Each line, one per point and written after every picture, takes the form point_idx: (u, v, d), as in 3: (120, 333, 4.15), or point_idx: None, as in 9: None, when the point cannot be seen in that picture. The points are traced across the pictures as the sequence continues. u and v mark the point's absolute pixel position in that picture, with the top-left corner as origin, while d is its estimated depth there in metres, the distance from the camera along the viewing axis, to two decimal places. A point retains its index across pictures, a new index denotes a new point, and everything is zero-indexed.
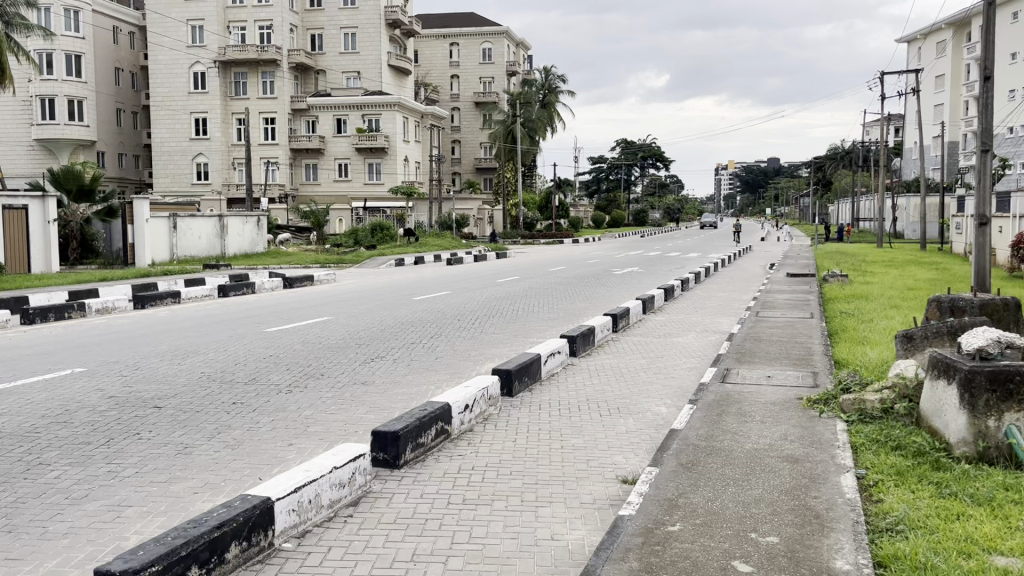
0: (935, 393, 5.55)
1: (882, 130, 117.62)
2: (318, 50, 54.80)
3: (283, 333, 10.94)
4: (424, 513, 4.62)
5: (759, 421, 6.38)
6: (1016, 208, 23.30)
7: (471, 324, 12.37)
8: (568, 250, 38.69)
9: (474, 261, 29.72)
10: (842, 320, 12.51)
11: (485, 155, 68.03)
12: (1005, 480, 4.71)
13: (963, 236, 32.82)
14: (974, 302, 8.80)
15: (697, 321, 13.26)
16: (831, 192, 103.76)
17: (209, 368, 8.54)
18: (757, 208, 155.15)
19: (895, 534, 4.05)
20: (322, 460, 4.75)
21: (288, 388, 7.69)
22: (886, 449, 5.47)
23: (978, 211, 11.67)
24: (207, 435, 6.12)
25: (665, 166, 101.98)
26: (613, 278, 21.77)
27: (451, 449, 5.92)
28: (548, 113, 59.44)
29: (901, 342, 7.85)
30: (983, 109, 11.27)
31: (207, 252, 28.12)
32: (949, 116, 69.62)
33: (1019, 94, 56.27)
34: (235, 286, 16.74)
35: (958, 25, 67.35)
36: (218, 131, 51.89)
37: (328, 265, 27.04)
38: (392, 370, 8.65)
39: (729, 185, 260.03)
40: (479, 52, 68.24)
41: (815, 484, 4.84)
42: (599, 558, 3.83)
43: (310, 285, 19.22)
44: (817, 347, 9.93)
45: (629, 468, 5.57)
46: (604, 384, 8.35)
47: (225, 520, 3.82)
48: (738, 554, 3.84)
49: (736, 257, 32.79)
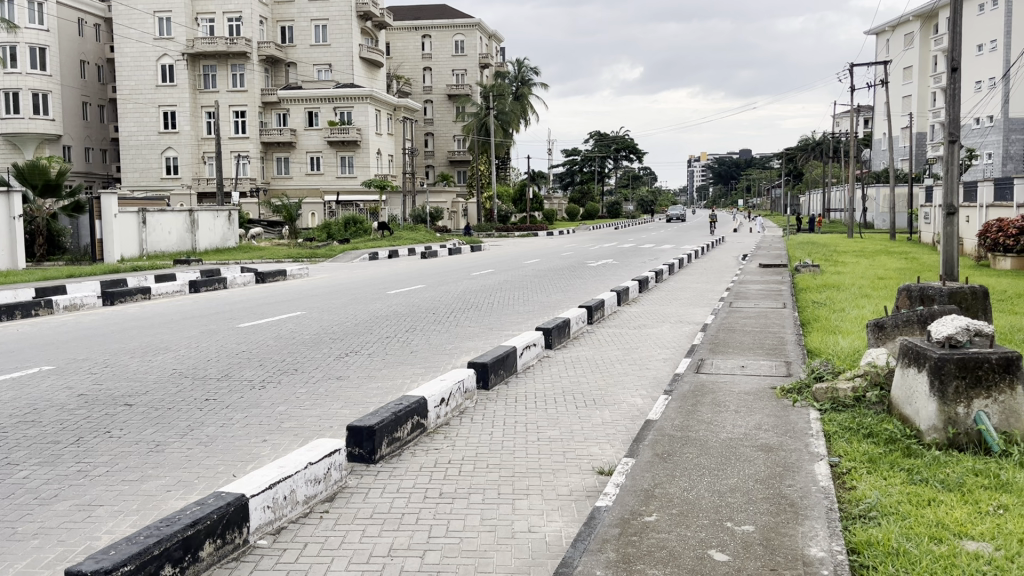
0: (906, 381, 5.62)
1: (852, 120, 118.91)
2: (288, 43, 54.25)
3: (257, 329, 10.84)
4: (401, 508, 4.60)
5: (734, 410, 6.42)
6: (983, 198, 23.71)
7: (445, 317, 12.31)
8: (543, 242, 38.89)
9: (449, 254, 29.75)
10: (814, 310, 12.64)
11: (458, 147, 67.92)
12: (975, 465, 4.78)
13: (931, 226, 33.47)
14: (943, 289, 8.88)
15: (672, 312, 13.33)
16: (801, 183, 104.70)
17: (181, 364, 8.43)
18: (730, 199, 156.50)
19: (869, 520, 4.09)
20: (297, 456, 4.71)
21: (262, 384, 7.62)
22: (858, 436, 5.53)
23: (947, 201, 11.78)
24: (179, 432, 6.05)
25: (638, 158, 102.57)
26: (587, 269, 21.81)
27: (427, 442, 5.90)
28: (521, 105, 59.93)
29: (873, 332, 7.92)
30: (951, 100, 11.34)
31: (178, 247, 27.80)
32: (917, 108, 70.74)
33: (985, 85, 57.21)
34: (207, 282, 16.56)
35: (927, 17, 68.11)
36: (187, 125, 51.19)
37: (303, 260, 26.94)
38: (367, 365, 8.61)
39: (699, 178, 262.38)
40: (451, 44, 67.85)
41: (790, 472, 4.87)
42: (576, 550, 3.83)
43: (282, 280, 19.01)
44: (788, 336, 10.04)
45: (605, 459, 5.60)
46: (580, 376, 8.37)
47: (200, 517, 3.78)
48: (714, 543, 3.86)
49: (710, 248, 33.13)
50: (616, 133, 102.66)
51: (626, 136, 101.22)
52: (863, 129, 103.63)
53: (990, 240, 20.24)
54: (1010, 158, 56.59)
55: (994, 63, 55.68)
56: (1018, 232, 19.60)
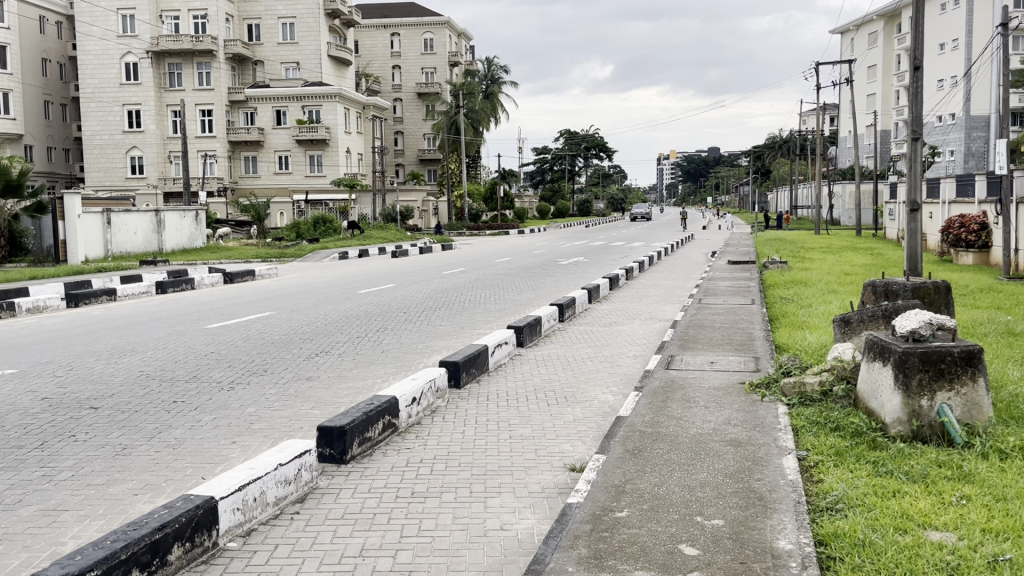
0: (870, 375, 5.72)
1: (819, 118, 120.42)
2: (254, 41, 53.74)
3: (225, 330, 10.75)
4: (373, 508, 4.59)
5: (703, 406, 6.48)
6: (945, 194, 24.12)
7: (417, 317, 12.22)
8: (515, 240, 39.05)
9: (420, 252, 29.74)
10: (781, 305, 12.78)
11: (429, 146, 67.77)
12: (939, 457, 4.87)
13: (895, 222, 34.05)
14: (907, 284, 8.99)
15: (642, 309, 13.43)
16: (769, 181, 105.79)
17: (147, 366, 8.32)
18: (699, 195, 157.95)
19: (835, 513, 4.15)
20: (266, 458, 4.67)
21: (231, 386, 7.53)
22: (826, 430, 5.61)
23: (910, 197, 11.94)
24: (145, 435, 5.97)
25: (609, 157, 102.84)
26: (558, 267, 21.88)
27: (398, 442, 5.88)
28: (491, 104, 59.87)
29: (840, 326, 8.03)
30: (913, 98, 11.50)
31: (144, 248, 27.44)
32: (881, 106, 71.74)
33: (947, 84, 58.17)
34: (174, 282, 16.36)
35: (890, 17, 69.01)
36: (152, 124, 50.51)
37: (272, 259, 26.76)
38: (338, 365, 8.56)
39: (668, 177, 263.98)
40: (420, 43, 67.63)
41: (759, 466, 4.93)
42: (548, 547, 3.85)
43: (251, 280, 18.84)
44: (758, 332, 10.16)
45: (577, 456, 5.62)
46: (552, 373, 8.38)
47: (167, 520, 3.74)
48: (684, 538, 3.89)
49: (680, 245, 33.44)
50: (586, 132, 102.79)
51: (595, 134, 101.61)
52: (830, 127, 104.89)
53: (953, 236, 20.66)
54: (972, 155, 57.59)
55: (956, 62, 56.62)
56: (979, 228, 19.98)
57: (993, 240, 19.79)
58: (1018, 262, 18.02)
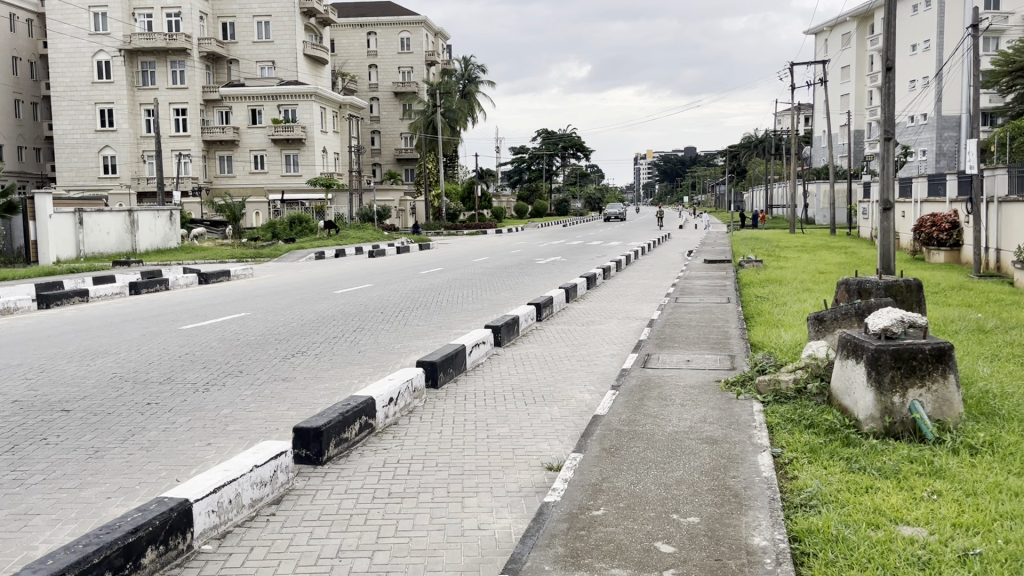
0: (844, 372, 5.78)
1: (793, 118, 121.51)
2: (229, 39, 53.30)
3: (200, 330, 10.68)
4: (349, 509, 4.57)
5: (680, 404, 6.51)
6: (918, 193, 24.42)
7: (395, 317, 12.19)
8: (491, 240, 39.02)
9: (397, 252, 29.67)
10: (757, 304, 12.87)
11: (406, 145, 67.56)
12: (911, 453, 4.94)
13: (868, 221, 34.48)
14: (880, 283, 9.08)
15: (619, 308, 13.51)
16: (744, 180, 106.65)
17: (121, 368, 8.23)
18: (675, 195, 158.83)
19: (809, 509, 4.19)
20: (241, 459, 4.64)
21: (205, 387, 7.47)
22: (800, 427, 5.66)
23: (882, 197, 12.07)
24: (119, 437, 5.92)
25: (586, 156, 103.01)
26: (535, 267, 21.97)
27: (375, 442, 5.87)
28: (468, 103, 59.77)
29: (813, 325, 8.11)
30: (885, 97, 11.60)
31: (117, 248, 27.13)
32: (855, 106, 72.48)
33: (919, 84, 58.82)
34: (148, 283, 16.19)
35: (863, 19, 69.73)
36: (125, 123, 49.97)
37: (247, 259, 26.58)
38: (314, 365, 8.52)
39: (644, 177, 265.21)
40: (397, 42, 67.43)
41: (734, 464, 4.97)
42: (525, 546, 3.85)
43: (226, 280, 18.68)
44: (733, 330, 10.24)
45: (554, 454, 5.65)
46: (529, 373, 8.39)
47: (140, 523, 3.70)
48: (660, 535, 3.92)
49: (657, 244, 33.64)
50: (564, 132, 102.85)
51: (572, 134, 101.72)
52: (804, 126, 105.87)
53: (925, 234, 20.91)
54: (943, 155, 58.33)
55: (927, 62, 57.30)
56: (950, 226, 20.23)
57: (964, 239, 20.06)
58: (989, 260, 18.23)
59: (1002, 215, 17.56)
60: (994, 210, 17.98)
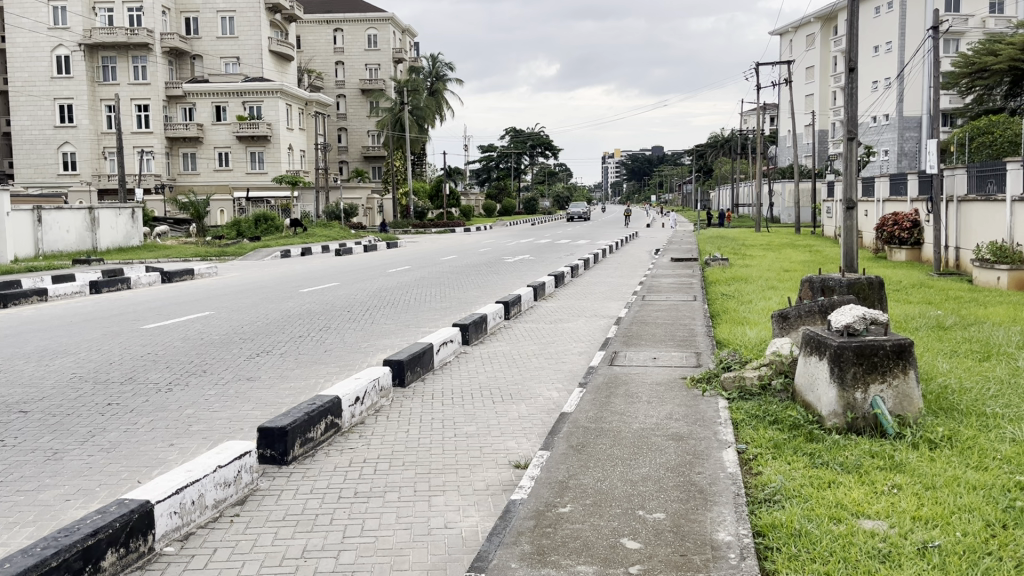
0: (807, 369, 5.85)
1: (759, 118, 122.85)
2: (192, 34, 52.59)
3: (163, 329, 10.52)
4: (314, 509, 4.53)
5: (646, 401, 6.56)
6: (880, 192, 24.80)
7: (362, 316, 12.12)
8: (459, 238, 38.90)
9: (364, 251, 29.48)
10: (723, 302, 13.00)
11: (373, 143, 67.18)
12: (872, 448, 5.01)
13: (832, 220, 34.93)
14: (843, 281, 9.20)
15: (587, 306, 13.55)
16: (711, 179, 107.76)
17: (80, 369, 8.09)
18: (643, 194, 159.98)
19: (772, 505, 4.23)
20: (204, 460, 4.57)
21: (169, 387, 7.37)
22: (765, 424, 5.72)
23: (846, 196, 12.21)
24: (79, 439, 5.81)
25: (555, 155, 103.26)
26: (504, 265, 21.93)
27: (342, 442, 5.83)
28: (436, 101, 59.51)
29: (778, 322, 8.21)
30: (848, 98, 11.73)
31: (77, 246, 26.64)
32: (819, 106, 73.45)
33: (881, 85, 59.69)
34: (108, 282, 15.92)
35: (826, 19, 70.58)
36: (85, 119, 49.09)
37: (211, 258, 26.25)
38: (279, 365, 8.43)
39: (612, 176, 266.36)
40: (364, 39, 67.10)
41: (700, 460, 5.00)
42: (491, 543, 3.85)
43: (190, 279, 18.45)
44: (699, 328, 10.32)
45: (521, 453, 5.64)
46: (497, 372, 8.38)
47: (101, 526, 3.64)
48: (626, 531, 3.93)
49: (624, 243, 33.85)
50: (532, 130, 102.88)
51: (541, 132, 101.87)
52: (769, 126, 107.16)
53: (887, 233, 21.24)
54: (905, 155, 59.30)
55: (890, 64, 58.19)
56: (911, 225, 20.60)
57: (924, 237, 20.45)
58: (948, 259, 18.58)
59: (961, 214, 17.89)
60: (953, 209, 18.32)
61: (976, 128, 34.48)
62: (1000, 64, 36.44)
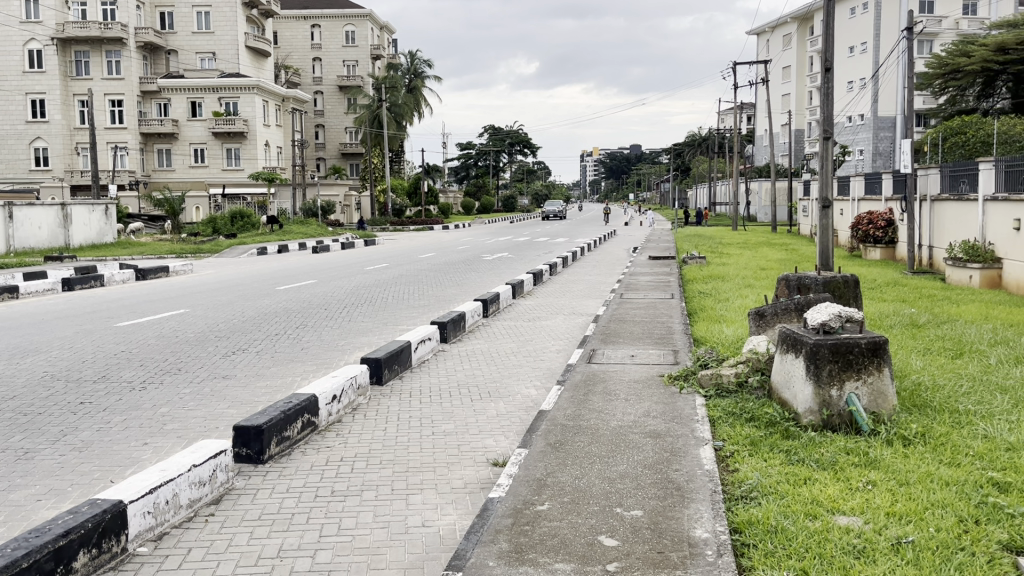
0: (784, 366, 5.89)
1: (736, 118, 123.62)
2: (168, 29, 52.05)
3: (137, 327, 10.39)
4: (291, 508, 4.49)
5: (624, 398, 6.57)
6: (855, 192, 25.03)
7: (339, 314, 12.06)
8: (438, 236, 38.81)
9: (341, 249, 29.32)
10: (699, 300, 13.06)
11: (351, 140, 66.88)
12: (847, 445, 5.05)
13: (809, 219, 35.20)
14: (819, 279, 9.28)
15: (565, 304, 13.58)
16: (688, 177, 108.35)
17: (52, 367, 7.96)
18: (621, 192, 160.45)
19: (749, 501, 4.26)
20: (179, 458, 4.53)
21: (143, 385, 7.30)
22: (741, 421, 5.75)
23: (821, 196, 12.31)
24: (50, 438, 5.73)
25: (534, 153, 103.30)
26: (482, 263, 21.93)
27: (318, 441, 5.78)
28: (414, 98, 59.26)
29: (754, 320, 8.26)
30: (824, 97, 11.81)
31: (49, 243, 26.30)
32: (796, 106, 73.97)
33: (856, 85, 60.20)
34: (82, 279, 15.74)
35: (803, 19, 71.13)
36: (58, 114, 48.43)
37: (186, 255, 26.02)
38: (256, 363, 8.38)
39: (590, 174, 266.96)
40: (342, 35, 66.71)
41: (677, 457, 5.03)
42: (469, 542, 3.84)
43: (165, 276, 18.26)
44: (676, 325, 10.38)
45: (499, 450, 5.64)
46: (475, 369, 8.37)
47: (73, 526, 3.59)
48: (604, 529, 3.93)
49: (602, 241, 33.95)
50: (511, 128, 102.77)
51: (519, 130, 101.85)
52: (746, 125, 107.92)
53: (862, 232, 21.43)
54: (879, 155, 59.94)
55: (865, 64, 58.70)
56: (885, 224, 20.84)
57: (898, 236, 20.70)
58: (922, 257, 18.81)
59: (934, 213, 18.10)
60: (926, 208, 18.54)
61: (949, 128, 34.88)
62: (973, 65, 36.86)
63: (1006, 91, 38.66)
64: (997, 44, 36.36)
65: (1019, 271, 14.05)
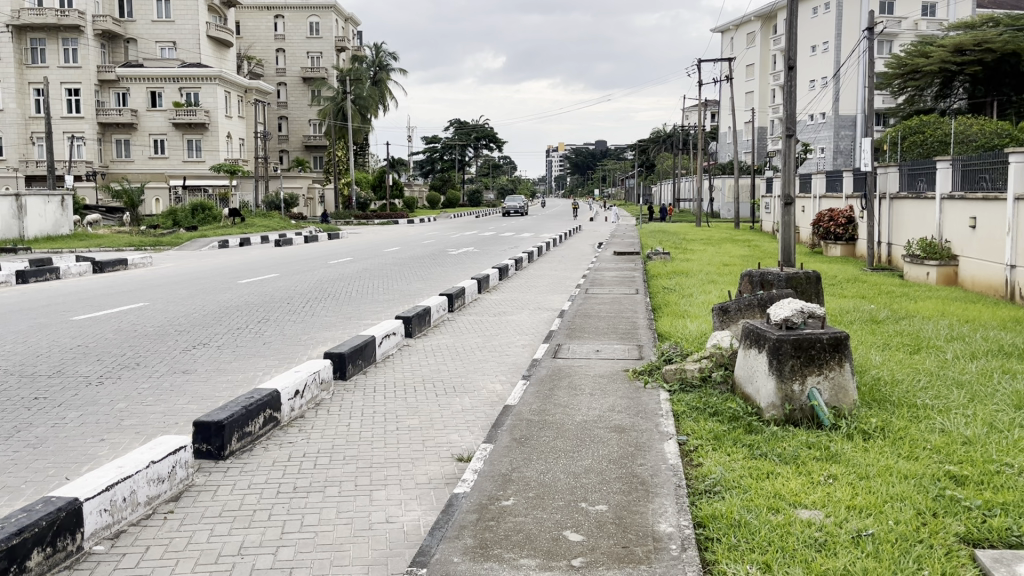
0: (747, 361, 5.94)
1: (700, 115, 124.70)
2: (127, 17, 51.02)
3: (94, 321, 10.18)
4: (253, 504, 4.42)
5: (589, 393, 6.58)
6: (816, 189, 25.37)
7: (302, 307, 11.93)
8: (403, 229, 38.53)
9: (304, 242, 29.04)
10: (663, 295, 13.15)
11: (314, 132, 66.21)
12: (809, 439, 5.11)
13: (771, 216, 35.65)
14: (781, 275, 9.41)
15: (530, 298, 13.59)
16: (653, 173, 109.20)
17: (5, 361, 7.78)
18: (587, 187, 161.05)
19: (713, 495, 4.28)
20: (137, 455, 4.44)
21: (99, 380, 7.16)
22: (705, 415, 5.80)
23: (784, 192, 12.41)
24: (4, 434, 5.58)
25: (500, 147, 103.23)
26: (448, 257, 21.85)
27: (281, 436, 5.71)
28: (379, 90, 58.87)
29: (717, 315, 8.30)
30: (786, 94, 11.91)
31: (2, 235, 25.72)
32: (759, 103, 74.82)
33: (818, 84, 61.03)
34: (36, 272, 15.36)
35: (766, 18, 71.88)
36: (13, 103, 47.28)
37: (144, 248, 25.53)
38: (218, 357, 8.26)
39: (554, 168, 267.50)
40: (306, 26, 65.96)
41: (641, 452, 5.04)
42: (433, 538, 3.80)
43: (124, 268, 17.93)
44: (640, 320, 10.44)
45: (464, 446, 5.60)
46: (441, 364, 8.33)
47: (26, 524, 3.49)
48: (569, 524, 3.92)
49: (566, 236, 34.04)
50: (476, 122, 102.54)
51: (486, 124, 101.71)
52: (710, 122, 109.07)
53: (823, 229, 21.71)
54: (840, 153, 60.88)
55: (826, 63, 59.53)
56: (846, 221, 21.15)
57: (858, 234, 21.04)
58: (881, 254, 19.11)
59: (893, 210, 18.41)
60: (886, 206, 18.84)
61: (907, 128, 35.51)
62: (932, 66, 37.51)
63: (963, 91, 39.49)
64: (954, 45, 37.15)
65: (973, 268, 14.35)
